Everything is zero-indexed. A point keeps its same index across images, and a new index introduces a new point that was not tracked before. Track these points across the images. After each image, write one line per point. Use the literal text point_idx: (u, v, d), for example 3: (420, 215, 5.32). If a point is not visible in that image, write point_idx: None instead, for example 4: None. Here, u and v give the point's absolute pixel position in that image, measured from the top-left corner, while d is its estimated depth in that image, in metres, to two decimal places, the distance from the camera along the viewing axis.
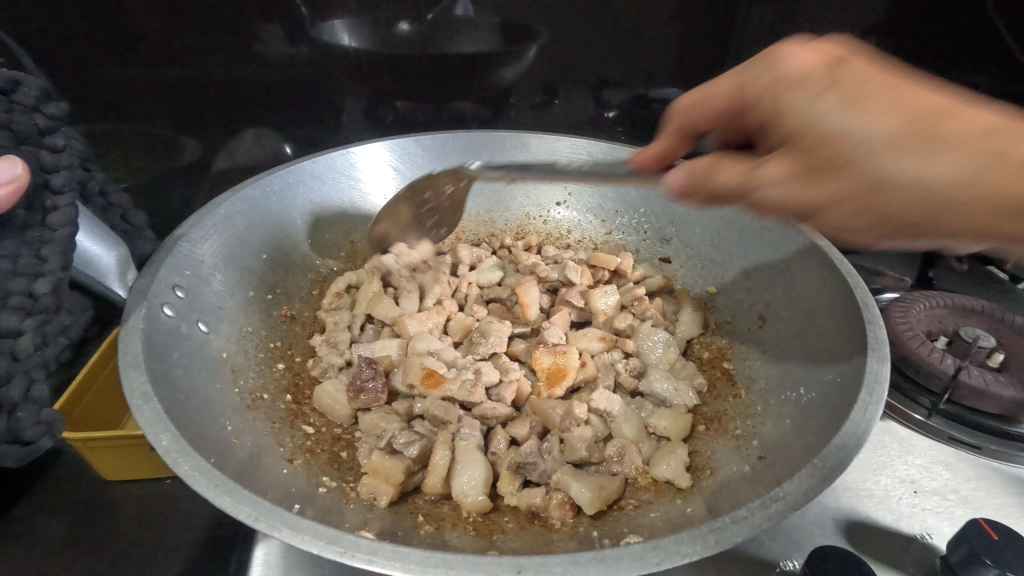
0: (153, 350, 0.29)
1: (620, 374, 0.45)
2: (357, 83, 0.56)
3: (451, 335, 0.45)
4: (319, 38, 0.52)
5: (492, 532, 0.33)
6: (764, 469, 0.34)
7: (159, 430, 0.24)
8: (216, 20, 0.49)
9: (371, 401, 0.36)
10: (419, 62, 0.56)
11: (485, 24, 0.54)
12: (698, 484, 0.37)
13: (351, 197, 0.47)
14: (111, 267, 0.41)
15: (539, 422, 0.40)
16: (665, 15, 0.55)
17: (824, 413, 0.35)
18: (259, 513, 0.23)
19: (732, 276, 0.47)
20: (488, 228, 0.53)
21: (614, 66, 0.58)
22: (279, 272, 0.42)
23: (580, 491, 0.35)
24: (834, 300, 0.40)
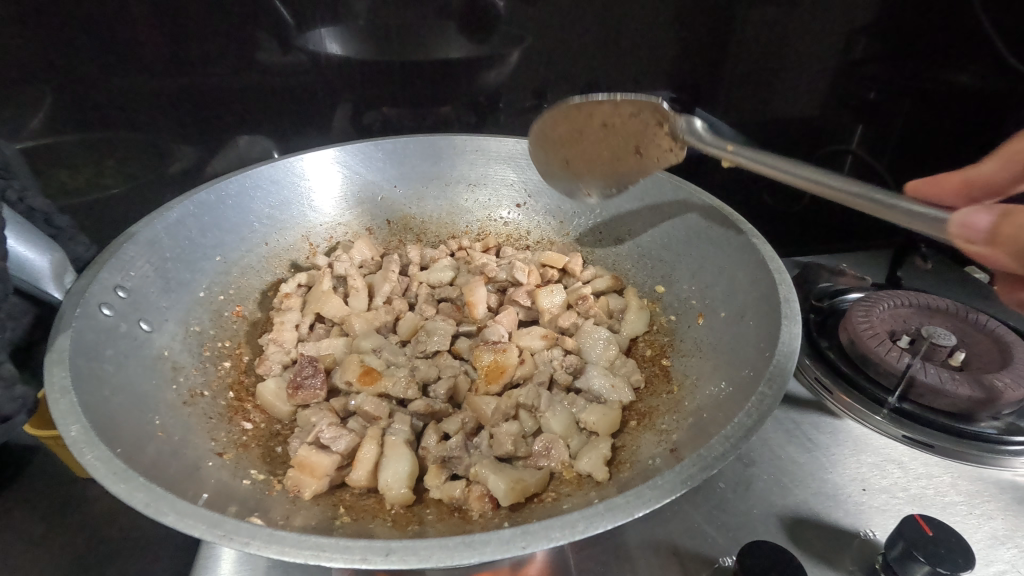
0: (85, 347, 0.33)
1: (556, 371, 0.43)
2: (345, 89, 0.57)
3: (399, 333, 0.48)
4: (308, 46, 0.54)
5: (410, 523, 0.32)
6: (671, 461, 0.32)
7: (70, 421, 0.27)
8: (209, 30, 0.52)
9: (308, 398, 0.40)
10: (406, 68, 0.57)
11: (470, 30, 0.56)
12: (616, 476, 0.34)
13: (310, 202, 0.53)
14: (46, 271, 0.37)
15: (471, 418, 0.39)
16: (659, 17, 0.57)
17: (732, 405, 0.32)
18: (148, 498, 0.23)
19: (677, 274, 0.48)
20: (450, 229, 0.57)
21: (598, 69, 0.59)
22: (230, 273, 0.47)
23: (496, 483, 0.33)
24: (762, 296, 0.39)
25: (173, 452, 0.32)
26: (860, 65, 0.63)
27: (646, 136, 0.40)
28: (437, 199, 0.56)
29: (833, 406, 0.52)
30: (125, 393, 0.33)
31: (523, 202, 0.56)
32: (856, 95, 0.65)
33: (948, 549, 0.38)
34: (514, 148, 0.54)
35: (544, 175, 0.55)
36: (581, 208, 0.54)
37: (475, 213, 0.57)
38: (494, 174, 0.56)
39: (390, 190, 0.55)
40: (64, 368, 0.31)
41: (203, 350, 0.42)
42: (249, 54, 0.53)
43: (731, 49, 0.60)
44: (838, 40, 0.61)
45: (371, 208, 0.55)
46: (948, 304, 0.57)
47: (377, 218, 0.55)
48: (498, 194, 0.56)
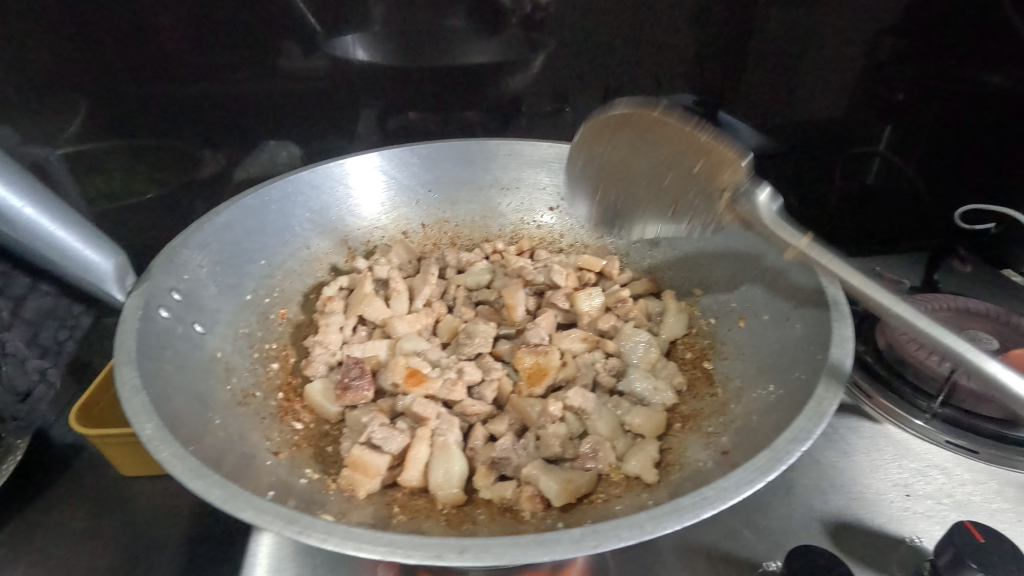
0: (148, 348, 0.34)
1: (598, 373, 0.44)
2: (370, 95, 0.58)
3: (439, 336, 0.49)
4: (333, 53, 0.55)
5: (463, 523, 0.33)
6: (726, 464, 0.32)
7: (143, 420, 0.28)
8: (235, 38, 0.53)
9: (355, 399, 0.41)
10: (429, 73, 0.58)
11: (493, 35, 0.56)
12: (665, 479, 0.34)
13: (349, 207, 0.53)
14: (109, 274, 0.37)
15: (516, 420, 0.40)
16: (682, 20, 0.57)
17: (785, 408, 0.32)
18: (225, 496, 0.24)
19: (716, 277, 0.47)
20: (483, 233, 0.58)
21: (619, 72, 0.60)
22: (274, 276, 0.48)
23: (548, 484, 0.34)
24: (810, 298, 0.38)
25: (234, 450, 0.33)
26: (888, 65, 0.62)
27: (698, 197, 0.41)
28: (470, 203, 0.57)
29: (872, 410, 0.51)
30: (183, 391, 0.34)
31: (557, 205, 0.56)
32: (887, 96, 0.64)
33: (1000, 556, 0.37)
34: (546, 152, 0.55)
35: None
36: None
37: (508, 217, 0.57)
38: (527, 178, 0.56)
39: (424, 194, 0.55)
40: (130, 368, 0.32)
41: (253, 352, 0.43)
42: (273, 61, 0.54)
43: (754, 52, 0.60)
44: (866, 41, 0.60)
45: (405, 213, 0.56)
46: (988, 306, 0.56)
47: (412, 222, 0.56)
48: (531, 198, 0.56)
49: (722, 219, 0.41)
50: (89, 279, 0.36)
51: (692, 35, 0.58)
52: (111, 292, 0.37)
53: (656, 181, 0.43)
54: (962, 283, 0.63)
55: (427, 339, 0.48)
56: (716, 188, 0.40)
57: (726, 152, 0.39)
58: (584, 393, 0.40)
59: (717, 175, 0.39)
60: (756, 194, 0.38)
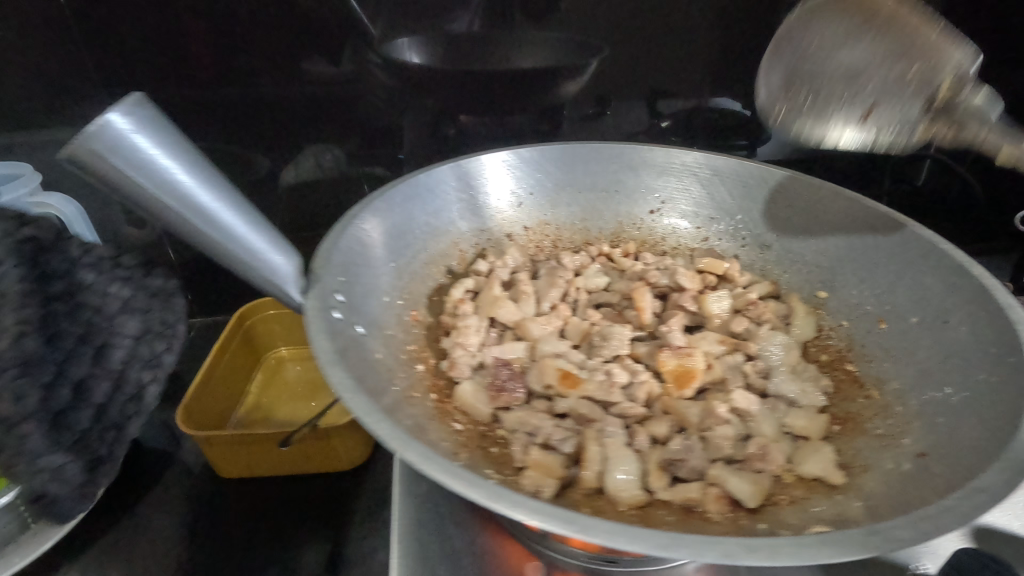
0: (339, 350, 0.35)
1: (747, 375, 0.43)
2: (425, 96, 0.61)
3: (570, 338, 0.48)
4: (388, 56, 0.59)
5: (657, 523, 0.33)
6: (926, 465, 0.32)
7: (375, 418, 0.29)
8: (268, 50, 0.58)
9: (511, 401, 0.41)
10: (477, 76, 0.60)
11: (540, 40, 0.59)
12: (853, 480, 0.34)
13: (459, 210, 0.53)
14: (289, 275, 0.36)
15: (676, 422, 0.40)
16: (701, 21, 0.59)
17: (982, 411, 0.33)
18: (493, 494, 0.25)
19: (845, 279, 0.48)
20: (584, 235, 0.57)
21: (663, 79, 0.62)
22: (403, 279, 0.48)
23: (739, 485, 0.34)
24: (969, 299, 0.39)
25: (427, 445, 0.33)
26: None
27: (899, 102, 0.38)
28: (570, 204, 0.57)
29: None
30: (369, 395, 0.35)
31: (660, 208, 0.56)
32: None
33: None
34: (660, 155, 0.54)
35: (693, 183, 0.55)
36: (720, 213, 0.55)
37: (615, 219, 0.57)
38: (641, 181, 0.55)
39: (527, 197, 0.55)
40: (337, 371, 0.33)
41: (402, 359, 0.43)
42: (294, 64, 0.58)
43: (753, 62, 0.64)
44: None
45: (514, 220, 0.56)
46: None
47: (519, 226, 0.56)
48: (640, 201, 0.56)
49: (922, 126, 0.38)
50: (270, 280, 0.35)
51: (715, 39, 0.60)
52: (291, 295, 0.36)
53: (852, 50, 0.39)
54: None
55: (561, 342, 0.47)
56: (925, 98, 0.37)
57: (958, 49, 0.36)
58: (749, 396, 0.40)
59: (937, 75, 0.37)
60: (989, 103, 0.36)
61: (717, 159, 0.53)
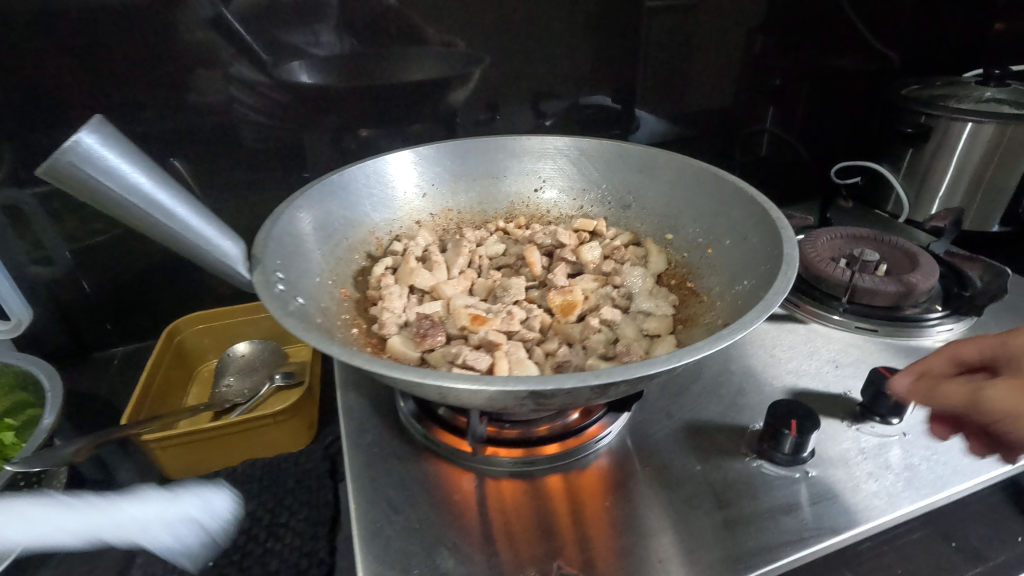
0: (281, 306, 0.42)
1: (613, 299, 0.57)
2: (324, 113, 0.85)
3: (477, 294, 0.59)
4: (288, 77, 0.81)
5: (622, 355, 0.48)
6: (728, 249, 0.56)
7: (326, 343, 0.38)
8: (128, 58, 0.74)
9: (432, 343, 0.51)
10: (371, 94, 0.86)
11: (428, 60, 0.86)
12: (706, 304, 0.54)
13: (374, 204, 0.66)
14: (334, 228, 0.60)
15: (563, 339, 0.52)
16: (525, 44, 0.89)
17: (748, 240, 0.53)
18: None
19: (683, 221, 0.63)
20: (482, 215, 0.73)
21: (543, 85, 0.94)
22: (329, 263, 0.57)
23: (652, 324, 0.53)
24: (758, 221, 0.53)
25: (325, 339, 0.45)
26: (654, 48, 0.97)
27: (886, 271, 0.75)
28: (467, 191, 0.72)
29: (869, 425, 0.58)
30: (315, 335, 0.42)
31: (540, 186, 0.73)
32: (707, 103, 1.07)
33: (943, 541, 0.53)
34: (571, 143, 0.71)
35: (583, 157, 0.71)
36: (589, 186, 0.72)
37: (504, 201, 0.73)
38: (517, 163, 0.72)
39: (429, 188, 0.70)
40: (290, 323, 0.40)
41: (364, 333, 0.52)
42: (200, 83, 0.78)
43: (579, 60, 0.94)
44: (651, 37, 0.96)
45: (469, 194, 0.72)
46: (869, 232, 0.83)
47: (468, 200, 0.72)
48: (524, 180, 0.73)
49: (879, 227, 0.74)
50: (221, 259, 0.45)
51: (538, 55, 0.91)
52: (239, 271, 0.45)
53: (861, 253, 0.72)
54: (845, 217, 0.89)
55: (470, 296, 0.58)
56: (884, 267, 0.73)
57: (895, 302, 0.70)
58: (613, 309, 0.53)
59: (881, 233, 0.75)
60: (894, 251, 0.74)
61: (558, 142, 0.71)
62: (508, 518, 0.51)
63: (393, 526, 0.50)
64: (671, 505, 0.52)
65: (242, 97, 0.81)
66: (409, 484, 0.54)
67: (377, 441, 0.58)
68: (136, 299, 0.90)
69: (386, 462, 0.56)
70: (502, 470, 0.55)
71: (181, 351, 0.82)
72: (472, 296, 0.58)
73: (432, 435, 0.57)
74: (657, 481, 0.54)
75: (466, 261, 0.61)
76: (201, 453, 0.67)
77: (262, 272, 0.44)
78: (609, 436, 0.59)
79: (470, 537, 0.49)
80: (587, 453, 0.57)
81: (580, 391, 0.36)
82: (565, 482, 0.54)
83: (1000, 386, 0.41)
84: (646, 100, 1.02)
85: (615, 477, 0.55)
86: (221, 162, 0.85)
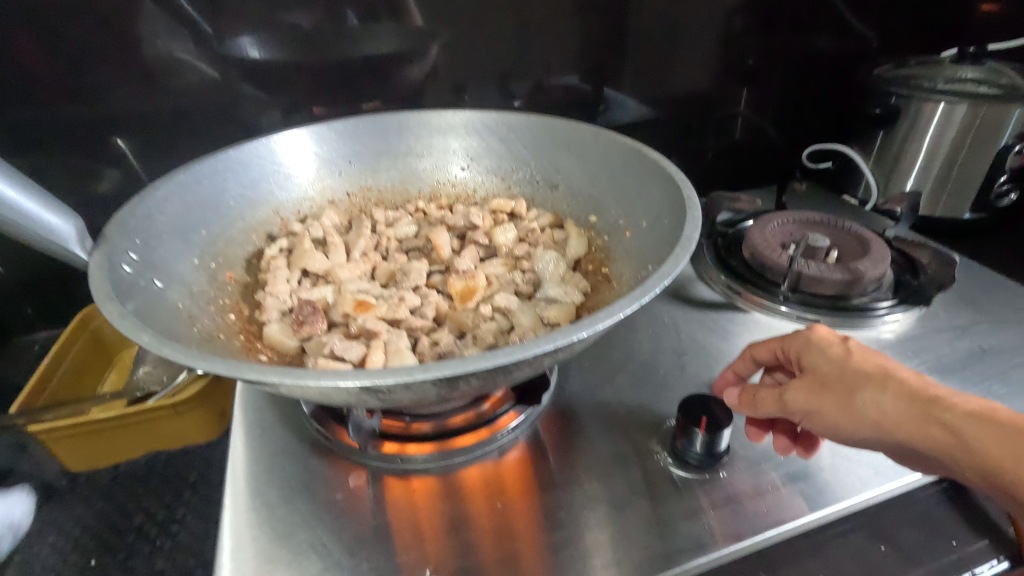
0: (115, 288, 0.38)
1: (518, 285, 0.54)
2: (272, 91, 0.78)
3: (378, 279, 0.55)
4: (231, 53, 0.75)
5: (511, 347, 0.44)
6: (643, 232, 0.52)
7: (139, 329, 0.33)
8: (48, 27, 0.68)
9: (310, 331, 0.47)
10: (324, 71, 0.79)
11: (383, 35, 0.79)
12: (616, 291, 0.50)
13: (279, 182, 0.61)
14: (223, 207, 0.56)
15: (455, 328, 0.48)
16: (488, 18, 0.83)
17: (662, 222, 0.49)
18: None
19: (606, 203, 0.59)
20: (404, 195, 0.68)
21: (509, 64, 0.87)
22: (215, 244, 0.53)
23: (554, 312, 0.48)
24: (673, 201, 0.49)
25: (175, 327, 0.41)
26: (624, 24, 0.91)
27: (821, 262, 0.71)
28: (389, 170, 0.67)
29: None
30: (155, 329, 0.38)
31: (466, 165, 0.68)
32: (679, 83, 1.01)
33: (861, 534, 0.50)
34: (499, 119, 0.66)
35: (511, 134, 0.66)
36: (518, 165, 0.67)
37: (425, 179, 0.68)
38: (442, 140, 0.67)
39: (346, 165, 0.65)
40: (112, 304, 0.36)
41: (242, 322, 0.49)
42: (132, 56, 0.72)
43: (546, 36, 0.87)
44: (619, 12, 0.90)
45: (391, 173, 0.68)
46: (822, 216, 0.78)
47: (390, 179, 0.68)
48: (449, 159, 0.68)
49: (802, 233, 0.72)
50: (55, 238, 0.46)
51: (503, 30, 0.84)
52: (74, 250, 0.47)
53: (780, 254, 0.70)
54: (813, 205, 0.83)
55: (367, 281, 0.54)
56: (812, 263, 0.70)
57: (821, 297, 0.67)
58: (508, 296, 0.49)
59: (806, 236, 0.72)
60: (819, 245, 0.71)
61: (484, 118, 0.66)
62: (401, 520, 0.47)
63: (272, 530, 0.46)
64: (568, 506, 0.48)
65: (180, 72, 0.74)
66: (298, 484, 0.49)
67: (275, 436, 0.54)
68: (72, 285, 0.86)
69: (279, 459, 0.52)
70: (397, 469, 0.51)
71: (95, 341, 0.77)
72: (370, 282, 0.54)
73: (331, 431, 0.53)
74: (558, 481, 0.50)
75: (368, 243, 0.57)
76: (98, 446, 0.63)
77: (104, 252, 0.40)
78: (516, 431, 0.54)
79: (344, 540, 0.45)
80: (491, 449, 0.53)
81: (421, 386, 0.32)
82: (462, 481, 0.50)
83: (795, 390, 0.43)
84: (617, 80, 0.96)
85: (522, 476, 0.51)
86: (168, 145, 0.78)
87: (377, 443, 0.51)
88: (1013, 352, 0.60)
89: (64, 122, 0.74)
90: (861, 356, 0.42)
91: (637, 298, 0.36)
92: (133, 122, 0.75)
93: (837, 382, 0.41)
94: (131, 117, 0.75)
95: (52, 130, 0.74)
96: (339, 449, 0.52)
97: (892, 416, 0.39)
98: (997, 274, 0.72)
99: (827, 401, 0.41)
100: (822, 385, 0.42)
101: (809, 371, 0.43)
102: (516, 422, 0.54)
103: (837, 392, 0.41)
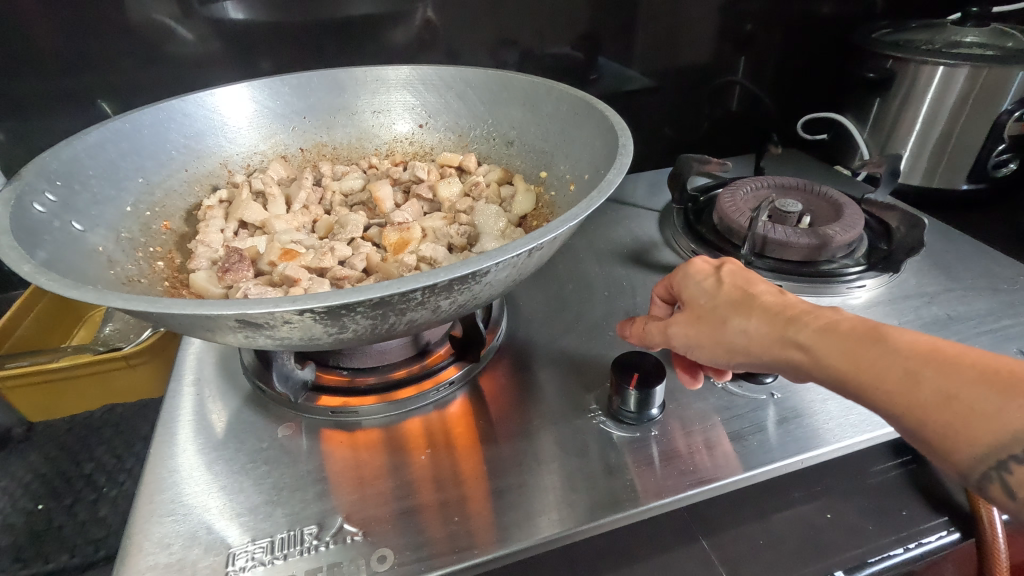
0: (20, 227, 0.37)
1: (453, 238, 0.53)
2: (254, 53, 0.77)
3: (317, 232, 0.56)
4: (212, 14, 0.73)
5: None
6: (584, 186, 0.50)
7: (23, 261, 0.33)
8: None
9: (235, 279, 0.47)
10: (306, 33, 0.77)
11: None
12: None
13: (226, 134, 0.60)
14: (163, 157, 0.55)
15: (382, 278, 0.47)
16: None
17: (598, 175, 0.47)
18: None
19: (556, 159, 0.57)
20: (361, 153, 0.67)
21: (497, 26, 0.84)
22: (153, 194, 0.53)
23: None
24: (610, 153, 0.47)
25: (91, 269, 0.41)
26: None
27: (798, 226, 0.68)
28: (345, 127, 0.66)
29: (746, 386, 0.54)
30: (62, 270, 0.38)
31: (424, 122, 0.66)
32: (675, 50, 0.97)
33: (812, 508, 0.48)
34: (456, 73, 0.63)
35: (468, 89, 0.63)
36: (476, 122, 0.65)
37: (380, 137, 0.66)
38: (398, 96, 0.65)
39: (299, 121, 0.64)
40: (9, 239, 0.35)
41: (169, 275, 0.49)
42: (110, 18, 0.71)
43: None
44: None
45: (347, 129, 0.66)
46: (798, 181, 0.75)
47: (345, 136, 0.66)
48: (406, 115, 0.66)
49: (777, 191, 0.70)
50: None
51: None
52: None
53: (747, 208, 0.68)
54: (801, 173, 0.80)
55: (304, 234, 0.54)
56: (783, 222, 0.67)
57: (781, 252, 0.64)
58: (435, 247, 0.49)
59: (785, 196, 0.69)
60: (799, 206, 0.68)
61: (440, 72, 0.63)
62: (326, 471, 0.47)
63: (198, 476, 0.46)
64: (496, 459, 0.47)
65: (161, 35, 0.73)
66: (234, 434, 0.49)
67: (217, 388, 0.54)
68: None
69: (218, 409, 0.52)
70: (329, 421, 0.50)
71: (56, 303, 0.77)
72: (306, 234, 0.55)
73: (266, 385, 0.53)
74: (492, 436, 0.49)
75: (309, 197, 0.57)
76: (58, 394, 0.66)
77: (16, 188, 0.40)
78: (454, 386, 0.53)
79: (264, 487, 0.45)
80: (426, 403, 0.52)
81: (303, 322, 0.31)
82: (398, 433, 0.50)
83: (678, 323, 0.43)
84: (609, 46, 0.92)
85: (456, 431, 0.50)
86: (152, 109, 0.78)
87: (313, 395, 0.51)
88: (981, 318, 0.58)
89: (48, 85, 0.74)
90: (732, 283, 0.43)
91: (540, 238, 0.34)
92: (118, 86, 0.75)
93: (710, 312, 0.42)
94: (111, 80, 0.75)
95: (35, 93, 0.74)
96: (274, 401, 0.52)
97: (756, 342, 0.40)
98: (985, 244, 0.68)
99: (701, 334, 0.42)
100: (699, 316, 0.42)
101: (688, 305, 0.44)
102: (454, 378, 0.53)
103: (713, 320, 0.41)
